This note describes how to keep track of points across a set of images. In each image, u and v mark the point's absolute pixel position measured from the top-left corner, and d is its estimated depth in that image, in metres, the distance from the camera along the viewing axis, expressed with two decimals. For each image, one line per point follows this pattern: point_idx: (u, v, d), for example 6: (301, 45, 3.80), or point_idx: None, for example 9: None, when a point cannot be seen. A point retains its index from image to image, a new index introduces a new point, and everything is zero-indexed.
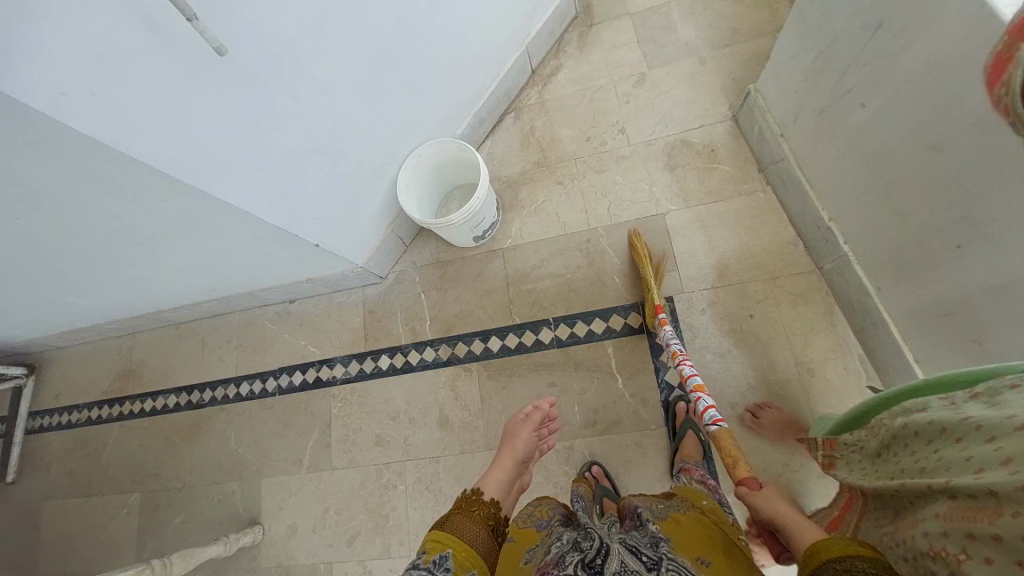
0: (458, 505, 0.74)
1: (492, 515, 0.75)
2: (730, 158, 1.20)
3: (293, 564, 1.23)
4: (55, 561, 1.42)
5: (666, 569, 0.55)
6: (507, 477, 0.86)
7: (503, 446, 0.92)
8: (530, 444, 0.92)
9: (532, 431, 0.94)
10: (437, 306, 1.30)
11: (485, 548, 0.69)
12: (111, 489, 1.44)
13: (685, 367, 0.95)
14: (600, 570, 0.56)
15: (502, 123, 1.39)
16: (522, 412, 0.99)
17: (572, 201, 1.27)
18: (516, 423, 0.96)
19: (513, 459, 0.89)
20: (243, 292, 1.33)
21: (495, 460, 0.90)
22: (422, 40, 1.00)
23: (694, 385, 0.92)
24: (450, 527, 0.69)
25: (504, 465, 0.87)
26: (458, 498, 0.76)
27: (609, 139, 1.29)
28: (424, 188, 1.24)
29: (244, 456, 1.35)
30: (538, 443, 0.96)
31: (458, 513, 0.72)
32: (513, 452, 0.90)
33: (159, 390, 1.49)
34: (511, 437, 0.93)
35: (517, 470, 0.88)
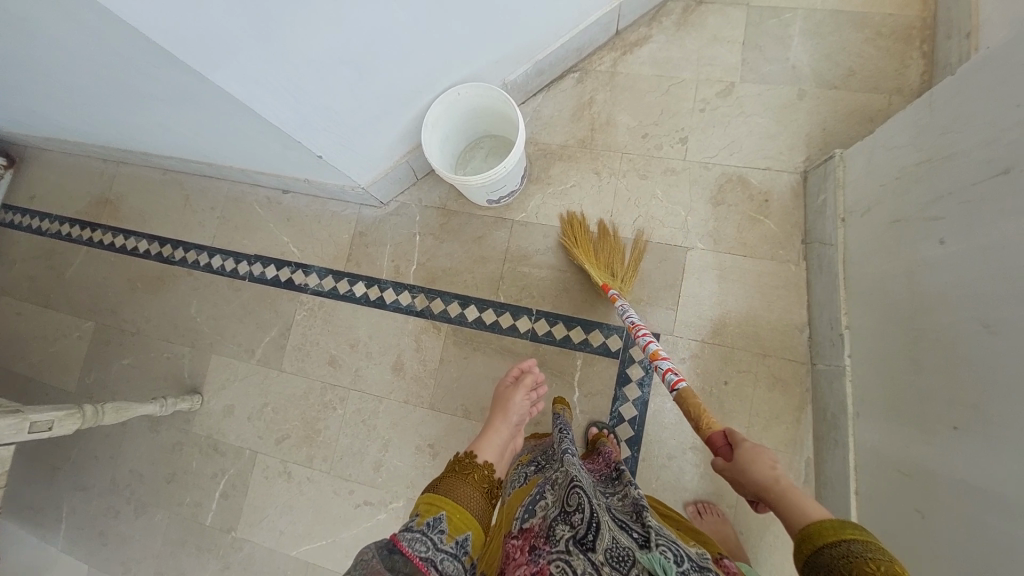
0: (451, 468, 0.75)
1: (486, 478, 0.76)
2: (777, 215, 1.10)
3: (221, 440, 1.28)
4: (2, 357, 1.46)
5: (656, 545, 0.59)
6: (502, 442, 0.87)
7: (496, 410, 0.93)
8: (523, 409, 0.94)
9: (524, 396, 0.95)
10: (428, 254, 1.26)
11: (481, 510, 0.71)
12: (67, 309, 1.45)
13: (642, 338, 0.92)
14: (592, 548, 0.59)
15: (561, 81, 1.24)
16: (511, 375, 1.00)
17: (601, 198, 1.18)
18: (507, 389, 0.97)
19: (508, 423, 0.90)
20: (238, 167, 1.25)
21: (487, 423, 0.90)
22: None
23: (652, 353, 0.89)
24: (443, 488, 0.70)
25: (498, 430, 0.88)
26: (453, 461, 0.77)
27: (665, 144, 1.17)
28: (453, 129, 1.13)
29: (200, 326, 1.35)
30: (530, 410, 0.97)
31: (450, 476, 0.73)
32: (507, 417, 0.91)
33: (133, 231, 1.44)
34: (503, 401, 0.94)
35: (510, 432, 0.89)
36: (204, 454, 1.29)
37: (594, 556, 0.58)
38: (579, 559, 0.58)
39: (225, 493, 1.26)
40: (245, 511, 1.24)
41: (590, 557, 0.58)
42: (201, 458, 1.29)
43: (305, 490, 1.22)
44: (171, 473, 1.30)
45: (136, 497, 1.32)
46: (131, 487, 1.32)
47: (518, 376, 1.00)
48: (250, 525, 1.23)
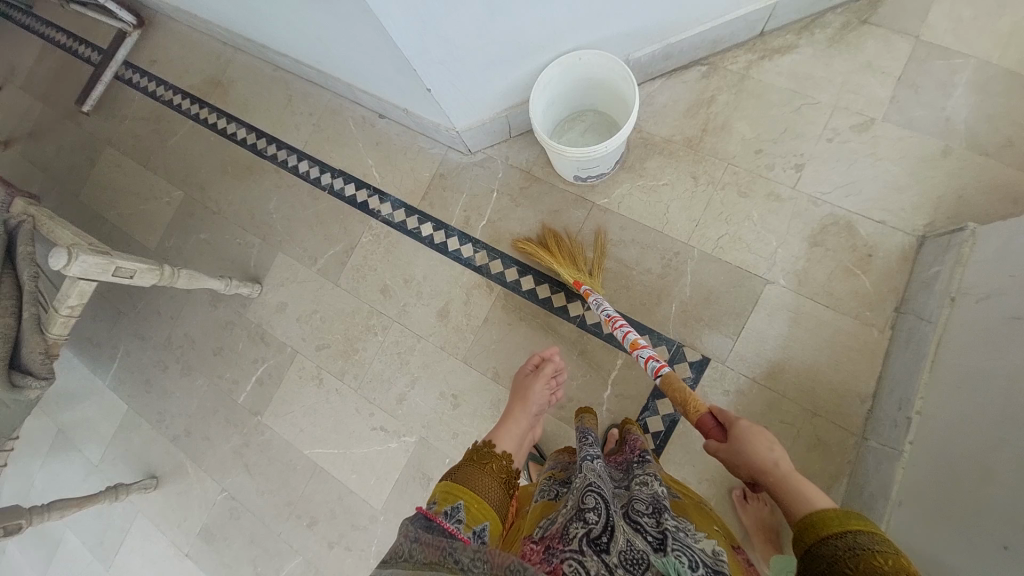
0: (468, 458, 0.77)
1: (504, 468, 0.78)
2: (874, 274, 1.02)
3: (268, 332, 1.37)
4: (99, 203, 1.60)
5: (670, 550, 0.61)
6: (519, 432, 0.89)
7: (515, 401, 0.95)
8: (541, 400, 0.96)
9: (543, 386, 0.98)
10: (501, 214, 1.25)
11: (498, 502, 0.72)
12: (161, 174, 1.55)
13: (619, 330, 0.97)
14: (605, 549, 0.60)
15: (686, 71, 1.17)
16: (530, 367, 1.02)
17: (690, 205, 1.13)
18: (527, 377, 1.00)
19: (526, 413, 0.93)
20: (344, 81, 1.27)
21: (507, 412, 0.93)
22: None
23: (631, 343, 0.93)
24: (462, 478, 0.71)
25: (517, 421, 0.91)
26: (471, 450, 0.79)
27: (777, 166, 1.09)
28: (562, 95, 1.10)
29: (273, 222, 1.42)
30: (549, 400, 1.00)
31: (467, 466, 0.74)
32: (525, 408, 0.94)
33: (234, 117, 1.51)
34: (523, 392, 0.97)
35: (528, 423, 0.92)
36: (250, 340, 1.38)
37: (608, 557, 0.60)
38: (593, 560, 0.58)
39: (260, 380, 1.36)
40: (274, 401, 1.34)
41: (605, 557, 0.59)
42: (247, 342, 1.39)
43: (331, 400, 1.30)
44: (218, 348, 1.41)
45: (184, 360, 1.44)
46: (182, 349, 1.44)
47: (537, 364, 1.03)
48: (275, 415, 1.33)
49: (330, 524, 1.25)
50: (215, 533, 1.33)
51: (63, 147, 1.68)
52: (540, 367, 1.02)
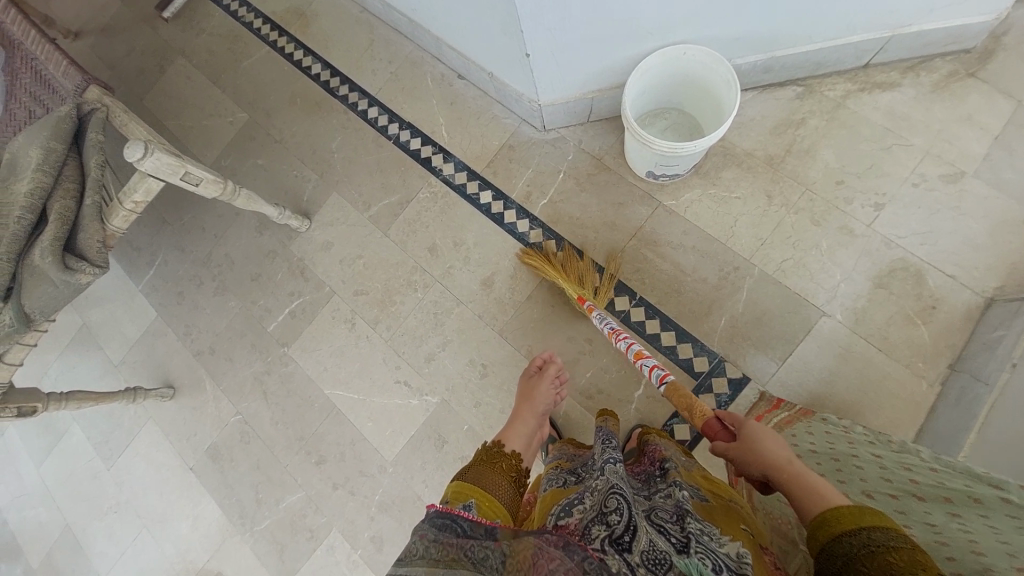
0: (479, 458, 0.78)
1: (513, 469, 0.79)
2: (933, 326, 1.01)
3: (309, 268, 1.37)
4: (162, 110, 1.60)
5: (694, 552, 0.57)
6: (528, 431, 0.91)
7: (522, 402, 0.97)
8: (548, 398, 0.98)
9: (549, 387, 0.99)
10: (564, 196, 1.24)
11: (508, 499, 0.72)
12: (229, 93, 1.55)
13: (621, 343, 1.00)
14: (627, 547, 0.57)
15: (782, 88, 1.15)
16: (533, 367, 1.04)
17: (759, 223, 1.11)
18: (530, 380, 1.02)
19: (533, 413, 0.94)
20: (434, 33, 1.25)
21: (513, 414, 0.94)
22: None
23: (634, 355, 0.98)
24: (472, 477, 0.72)
25: (525, 421, 0.92)
26: (482, 450, 0.80)
27: (855, 201, 1.08)
28: (654, 87, 1.08)
29: (333, 161, 1.41)
30: (554, 402, 1.01)
31: (478, 467, 0.75)
32: (533, 408, 0.95)
33: (311, 51, 1.50)
34: (529, 392, 0.99)
35: (536, 421, 0.92)
36: (290, 273, 1.39)
37: (630, 556, 0.56)
38: (615, 558, 0.55)
39: (293, 313, 1.36)
40: (303, 336, 1.34)
41: (627, 556, 0.56)
42: (286, 274, 1.39)
43: (360, 346, 1.30)
44: (256, 275, 1.41)
45: (220, 280, 1.44)
46: (219, 269, 1.45)
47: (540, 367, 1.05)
48: (302, 350, 1.34)
49: (337, 466, 1.26)
50: (221, 454, 1.35)
51: (135, 48, 1.68)
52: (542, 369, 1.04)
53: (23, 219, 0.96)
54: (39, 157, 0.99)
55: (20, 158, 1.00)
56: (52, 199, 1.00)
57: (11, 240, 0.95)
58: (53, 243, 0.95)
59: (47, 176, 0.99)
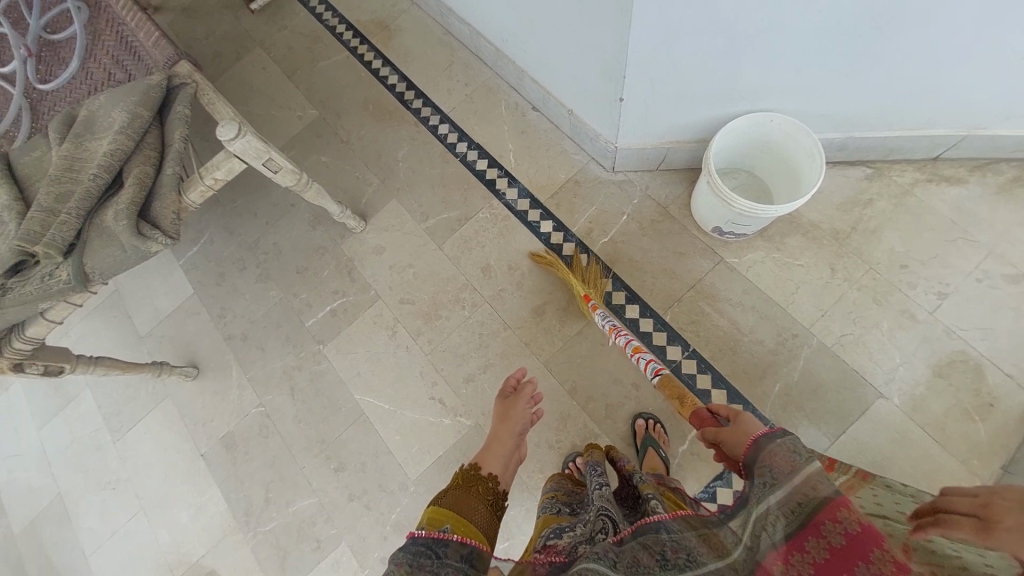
0: (454, 483, 0.69)
1: (492, 491, 0.69)
2: (988, 422, 1.00)
3: (357, 270, 1.37)
4: (233, 94, 1.62)
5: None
6: (508, 453, 0.79)
7: (497, 422, 0.85)
8: (526, 416, 0.86)
9: (526, 405, 0.88)
10: (624, 237, 1.25)
11: (487, 525, 0.63)
12: (302, 89, 1.57)
13: (620, 338, 1.05)
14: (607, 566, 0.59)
15: (853, 168, 1.18)
16: (509, 385, 0.93)
17: (820, 294, 1.12)
18: (506, 398, 0.91)
19: (512, 433, 0.82)
20: (520, 64, 1.29)
21: (489, 436, 0.83)
22: (925, 41, 0.82)
23: (631, 348, 1.03)
24: (449, 501, 0.63)
25: (503, 443, 0.80)
26: (456, 475, 0.70)
27: (917, 286, 1.09)
28: (733, 147, 1.11)
29: (398, 169, 1.43)
30: (534, 421, 0.90)
31: (454, 490, 0.66)
32: (510, 427, 0.83)
33: (390, 61, 1.54)
34: (503, 411, 0.88)
35: (515, 442, 0.81)
36: (336, 271, 1.38)
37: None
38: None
39: (333, 312, 1.35)
40: (341, 337, 1.32)
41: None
42: (332, 272, 1.38)
43: (397, 355, 1.28)
44: (302, 268, 1.40)
45: (264, 267, 1.43)
46: (265, 256, 1.44)
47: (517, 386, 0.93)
48: (338, 350, 1.32)
49: (356, 476, 1.22)
50: (236, 445, 1.31)
51: (216, 32, 1.72)
52: (519, 387, 0.93)
53: (100, 177, 0.96)
54: (124, 121, 1.00)
55: (104, 119, 1.01)
56: (130, 163, 1.00)
57: (84, 198, 0.95)
58: (129, 207, 0.95)
59: (129, 140, 0.99)
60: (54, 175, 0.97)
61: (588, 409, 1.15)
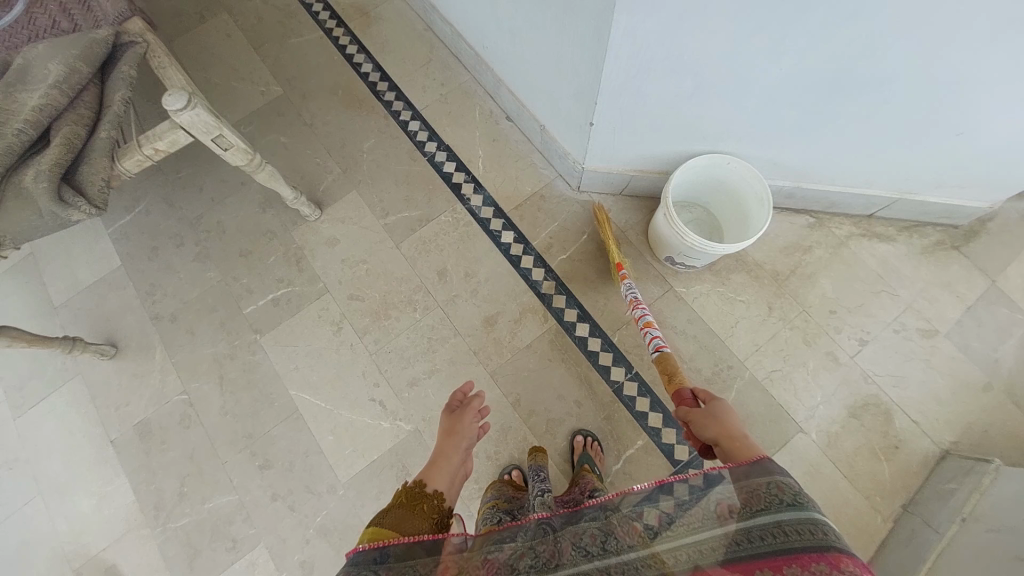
0: (396, 501, 0.66)
1: (436, 509, 0.67)
2: (893, 463, 1.09)
3: (308, 260, 1.31)
4: (191, 59, 1.51)
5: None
6: (455, 467, 0.74)
7: (442, 435, 0.78)
8: (474, 431, 0.80)
9: (474, 419, 0.81)
10: (582, 256, 1.27)
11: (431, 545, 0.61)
12: (269, 63, 1.50)
13: (637, 311, 1.07)
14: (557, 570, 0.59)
15: (797, 215, 1.26)
16: (459, 395, 0.85)
17: (757, 330, 1.18)
18: (452, 411, 0.83)
19: (458, 449, 0.76)
20: (497, 73, 1.29)
21: (433, 452, 0.76)
22: (868, 109, 0.89)
23: (644, 322, 1.04)
24: (389, 520, 0.62)
25: (448, 459, 0.74)
26: (400, 492, 0.68)
27: (842, 332, 1.17)
28: (692, 182, 1.16)
29: (362, 160, 1.38)
30: (481, 435, 0.84)
31: (397, 509, 0.64)
32: (455, 443, 0.77)
33: (366, 50, 1.50)
34: (450, 424, 0.80)
35: (462, 459, 0.76)
36: (285, 259, 1.32)
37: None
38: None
39: (277, 301, 1.28)
40: (282, 328, 1.26)
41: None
42: (281, 259, 1.32)
43: (341, 352, 1.24)
44: (247, 251, 1.33)
45: (205, 246, 1.34)
46: (207, 234, 1.35)
47: (464, 399, 0.86)
48: (278, 342, 1.25)
49: (283, 475, 1.16)
50: (152, 433, 1.21)
51: None
52: (467, 400, 0.85)
53: (25, 132, 0.88)
54: (59, 74, 0.90)
55: (35, 65, 0.89)
56: (61, 120, 0.92)
57: (3, 153, 0.86)
58: (52, 169, 0.87)
59: (64, 96, 0.91)
60: None
61: (530, 422, 1.16)
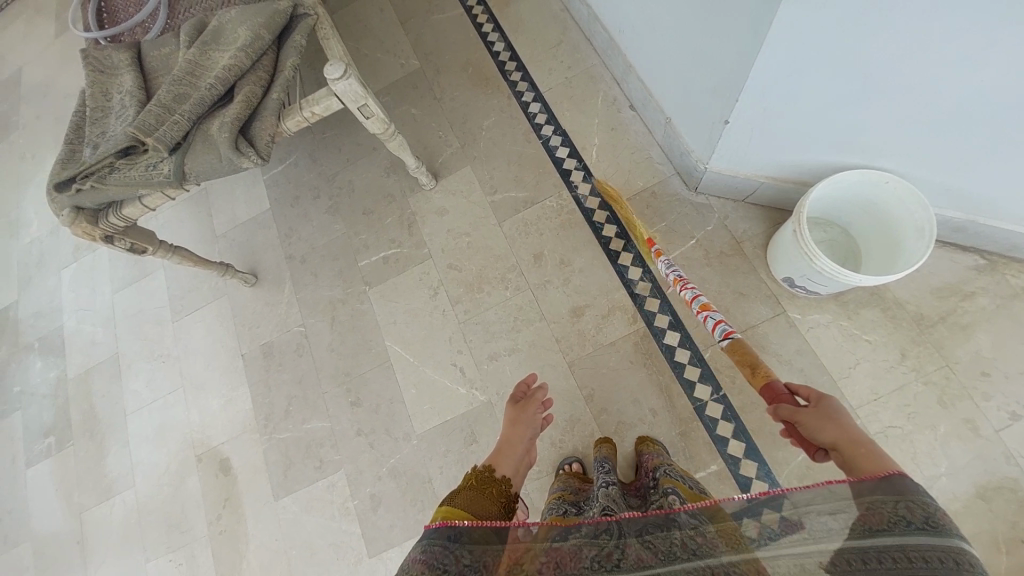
0: (468, 482, 0.71)
1: (504, 492, 0.72)
2: (1020, 562, 0.91)
3: (417, 225, 1.41)
4: (347, 30, 1.67)
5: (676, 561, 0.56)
6: (520, 455, 0.82)
7: (508, 426, 0.88)
8: (536, 422, 0.89)
9: (537, 410, 0.91)
10: (686, 262, 1.20)
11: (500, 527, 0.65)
12: (411, 38, 1.60)
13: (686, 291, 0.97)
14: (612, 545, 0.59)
15: (961, 254, 1.07)
16: (521, 390, 0.96)
17: (879, 376, 1.04)
18: (517, 403, 0.94)
19: (523, 437, 0.85)
20: (629, 60, 1.25)
21: (501, 439, 0.85)
22: None
23: (700, 305, 0.94)
24: (460, 501, 0.66)
25: (514, 447, 0.82)
26: (470, 476, 0.73)
27: (994, 400, 0.98)
28: (832, 199, 1.02)
29: (480, 137, 1.44)
30: (543, 426, 0.92)
31: (468, 491, 0.69)
32: (521, 432, 0.86)
33: (500, 29, 1.53)
34: (515, 415, 0.90)
35: (526, 445, 0.83)
36: (398, 222, 1.43)
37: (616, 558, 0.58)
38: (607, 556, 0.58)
39: (385, 259, 1.40)
40: (387, 284, 1.38)
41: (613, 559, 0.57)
42: (394, 221, 1.43)
43: (433, 315, 1.32)
44: (367, 210, 1.46)
45: (335, 200, 1.50)
46: (338, 191, 1.51)
47: (526, 391, 0.97)
48: (381, 296, 1.38)
49: (369, 415, 1.29)
50: (273, 355, 1.41)
51: None
52: (529, 392, 0.96)
53: (216, 88, 1.04)
54: (246, 39, 1.06)
55: (229, 32, 1.06)
56: (243, 80, 1.07)
57: (199, 103, 1.03)
58: (233, 121, 1.02)
59: (248, 58, 1.06)
60: (178, 77, 1.05)
61: (601, 419, 1.15)
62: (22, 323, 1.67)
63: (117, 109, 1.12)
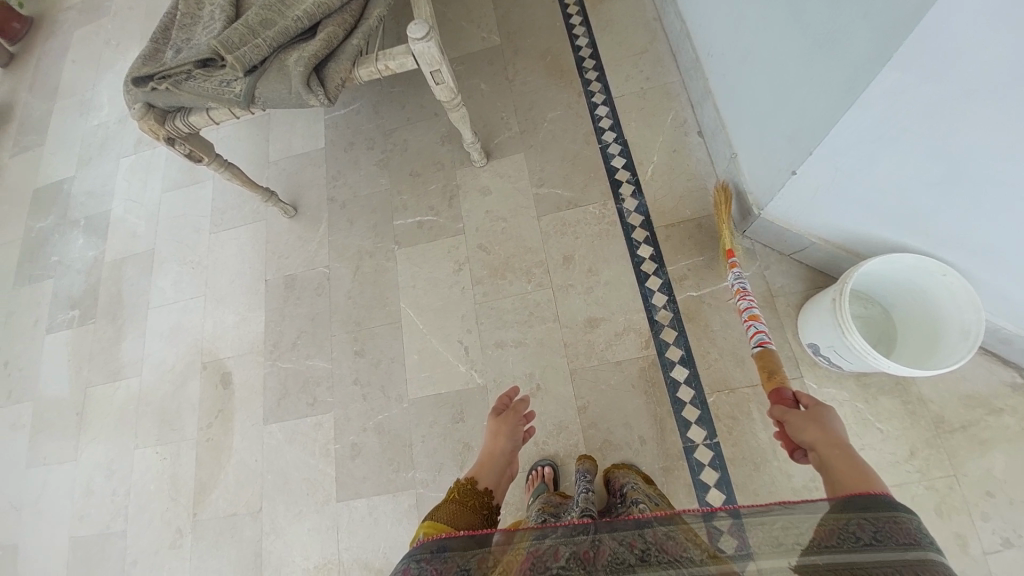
0: (451, 497, 0.76)
1: (485, 507, 0.76)
2: None
3: (458, 199, 1.42)
4: None
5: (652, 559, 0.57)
6: (501, 468, 0.84)
7: (488, 438, 0.89)
8: (518, 436, 0.90)
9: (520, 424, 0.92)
10: (713, 301, 1.18)
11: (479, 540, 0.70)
12: (499, 13, 1.59)
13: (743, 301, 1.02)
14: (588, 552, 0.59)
15: (1001, 365, 1.02)
16: (504, 400, 0.96)
17: (878, 464, 1.01)
18: (500, 414, 0.93)
19: (504, 450, 0.86)
20: (710, 86, 1.21)
21: (481, 453, 0.87)
22: None
23: (751, 314, 0.99)
24: (442, 517, 0.71)
25: (494, 460, 0.85)
26: (452, 489, 0.78)
27: (993, 520, 0.94)
28: (880, 277, 0.98)
29: (541, 128, 1.42)
30: (527, 436, 0.94)
31: (450, 505, 0.74)
32: (502, 445, 0.87)
33: (589, 24, 1.50)
34: (495, 426, 0.90)
35: (507, 461, 0.86)
36: (441, 190, 1.44)
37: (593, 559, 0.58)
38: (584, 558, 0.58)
39: (420, 224, 1.42)
40: (416, 247, 1.40)
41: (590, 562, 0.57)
42: (438, 189, 1.44)
43: (452, 289, 1.34)
44: (415, 172, 1.48)
45: (386, 155, 1.52)
46: (392, 146, 1.52)
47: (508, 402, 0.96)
48: (407, 259, 1.40)
49: (368, 367, 1.32)
50: (294, 287, 1.46)
51: None
52: (511, 404, 0.96)
53: (302, 22, 1.06)
54: None
55: None
56: (329, 20, 1.08)
57: (282, 33, 1.06)
58: (310, 57, 1.04)
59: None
60: (270, 4, 1.08)
61: (588, 432, 1.15)
62: (74, 200, 1.77)
63: (206, 20, 1.15)
